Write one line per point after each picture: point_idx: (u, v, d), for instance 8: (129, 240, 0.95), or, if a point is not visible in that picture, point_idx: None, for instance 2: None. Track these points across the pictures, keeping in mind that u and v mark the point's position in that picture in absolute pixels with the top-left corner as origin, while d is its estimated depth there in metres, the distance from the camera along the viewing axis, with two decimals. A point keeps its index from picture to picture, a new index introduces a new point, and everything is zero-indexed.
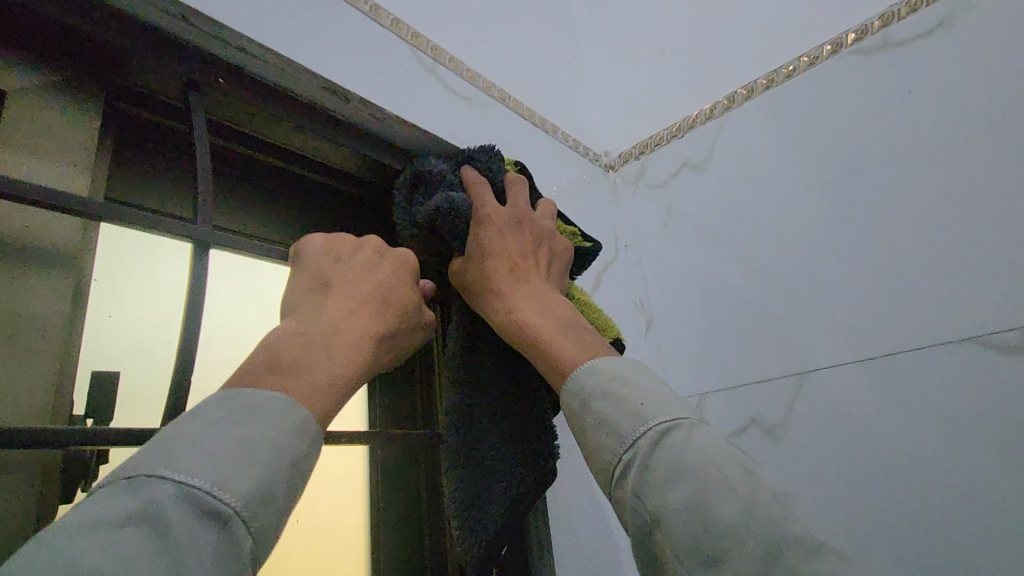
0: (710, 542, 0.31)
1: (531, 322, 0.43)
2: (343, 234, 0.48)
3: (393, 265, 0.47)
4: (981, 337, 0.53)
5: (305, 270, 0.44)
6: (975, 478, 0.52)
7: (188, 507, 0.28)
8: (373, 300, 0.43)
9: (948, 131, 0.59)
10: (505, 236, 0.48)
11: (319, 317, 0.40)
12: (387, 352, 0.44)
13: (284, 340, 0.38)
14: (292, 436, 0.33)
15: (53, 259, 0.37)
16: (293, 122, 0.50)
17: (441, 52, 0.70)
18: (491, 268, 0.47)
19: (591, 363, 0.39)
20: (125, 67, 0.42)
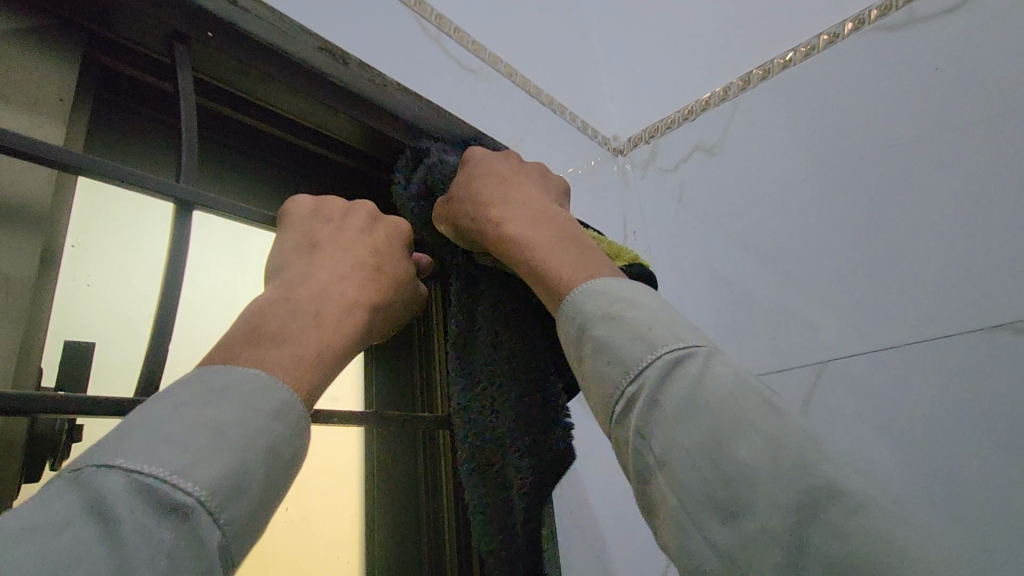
0: (727, 493, 0.26)
1: (522, 234, 0.39)
2: (334, 197, 0.44)
3: (385, 229, 0.43)
4: (1009, 326, 0.55)
5: (292, 232, 0.40)
6: (986, 461, 0.54)
7: (141, 502, 0.22)
8: (363, 267, 0.38)
9: (939, 122, 0.63)
10: (489, 162, 0.45)
11: (307, 279, 0.36)
12: (382, 324, 0.39)
13: (268, 307, 0.32)
14: (272, 419, 0.27)
15: (21, 216, 0.36)
16: (288, 84, 0.47)
17: (446, 21, 0.67)
18: (477, 189, 0.43)
19: (588, 285, 0.35)
20: (107, 15, 0.39)
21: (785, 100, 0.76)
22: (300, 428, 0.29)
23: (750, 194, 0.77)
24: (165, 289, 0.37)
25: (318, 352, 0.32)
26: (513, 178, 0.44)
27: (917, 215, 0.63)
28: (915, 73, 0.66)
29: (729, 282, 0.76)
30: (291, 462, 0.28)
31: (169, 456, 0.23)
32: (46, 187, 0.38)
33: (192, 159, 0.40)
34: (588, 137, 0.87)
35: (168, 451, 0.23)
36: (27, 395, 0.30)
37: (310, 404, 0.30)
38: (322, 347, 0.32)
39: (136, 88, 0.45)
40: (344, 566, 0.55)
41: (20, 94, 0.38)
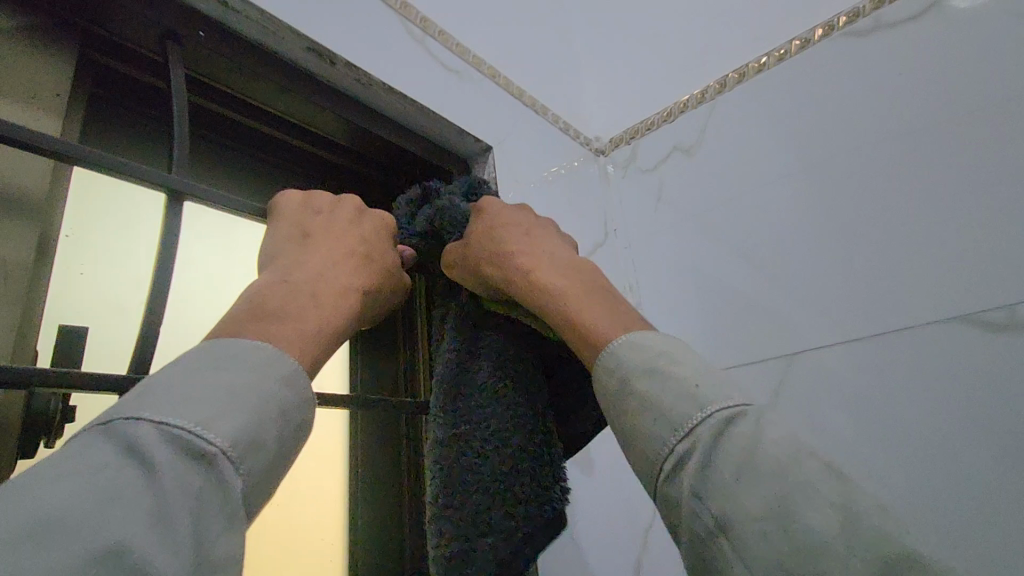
0: (801, 567, 0.25)
1: (555, 283, 0.39)
2: (322, 191, 0.46)
3: (372, 221, 0.45)
4: (976, 317, 0.57)
5: (285, 224, 0.42)
6: (953, 445, 0.56)
7: (170, 448, 0.24)
8: (354, 255, 0.41)
9: (904, 124, 0.66)
10: (504, 210, 0.46)
11: (302, 265, 0.37)
12: (374, 309, 0.41)
13: (265, 289, 0.34)
14: (281, 385, 0.29)
15: (19, 203, 0.38)
16: (278, 82, 0.50)
17: (431, 24, 0.69)
18: (497, 236, 0.43)
19: (628, 337, 0.34)
20: (103, 14, 0.41)
21: (760, 102, 0.79)
22: (305, 395, 0.31)
23: (727, 193, 0.79)
24: (159, 274, 0.38)
25: (317, 329, 0.34)
26: (533, 228, 0.45)
27: (884, 213, 0.66)
28: (880, 77, 0.69)
29: (706, 278, 0.79)
30: (300, 426, 0.30)
31: (191, 411, 0.25)
32: (43, 176, 0.39)
33: (184, 150, 0.42)
34: (571, 138, 0.90)
35: (189, 406, 0.25)
36: (27, 369, 0.32)
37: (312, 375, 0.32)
38: (321, 326, 0.34)
39: (130, 85, 0.47)
40: (327, 547, 0.57)
41: (19, 88, 0.39)
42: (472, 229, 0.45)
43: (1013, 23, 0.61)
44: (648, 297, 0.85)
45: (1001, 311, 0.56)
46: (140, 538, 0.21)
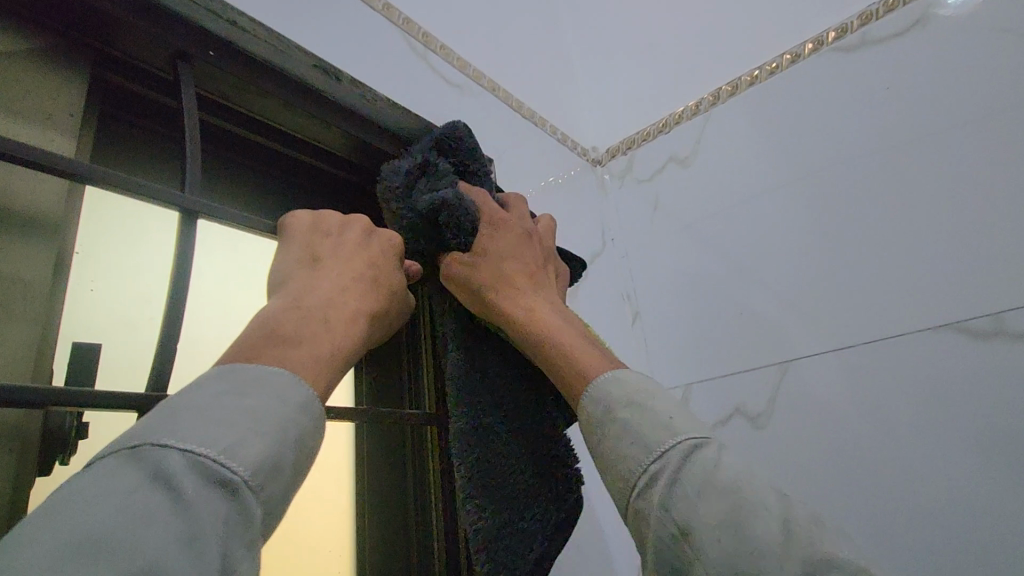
0: (743, 553, 0.30)
1: (551, 325, 0.44)
2: (331, 211, 0.46)
3: (380, 242, 0.46)
4: (958, 324, 0.60)
5: (296, 246, 0.42)
6: (943, 448, 0.58)
7: (196, 477, 0.25)
8: (363, 279, 0.41)
9: (892, 136, 0.69)
10: (510, 242, 0.49)
11: (313, 289, 0.38)
12: (380, 332, 0.42)
13: (279, 316, 0.35)
14: (297, 411, 0.30)
15: (35, 223, 0.39)
16: (282, 98, 0.50)
17: (432, 39, 0.70)
18: (507, 269, 0.47)
19: (615, 374, 0.40)
20: (115, 35, 0.42)
21: (753, 114, 0.81)
22: (317, 421, 0.31)
23: (722, 203, 0.81)
24: (173, 293, 0.39)
25: (329, 355, 0.34)
26: (532, 263, 0.50)
27: (876, 223, 0.67)
28: (869, 91, 0.71)
29: (702, 287, 0.80)
30: (313, 448, 0.31)
31: (216, 438, 0.26)
32: (61, 192, 0.41)
33: (196, 169, 0.43)
34: (568, 148, 0.91)
35: (214, 434, 0.26)
36: (49, 388, 0.33)
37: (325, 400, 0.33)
38: (333, 351, 0.35)
39: (141, 103, 0.47)
40: (334, 558, 0.58)
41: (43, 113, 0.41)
42: (482, 254, 0.48)
43: (995, 42, 0.64)
44: (646, 305, 0.86)
45: (986, 319, 0.58)
46: (172, 567, 0.22)
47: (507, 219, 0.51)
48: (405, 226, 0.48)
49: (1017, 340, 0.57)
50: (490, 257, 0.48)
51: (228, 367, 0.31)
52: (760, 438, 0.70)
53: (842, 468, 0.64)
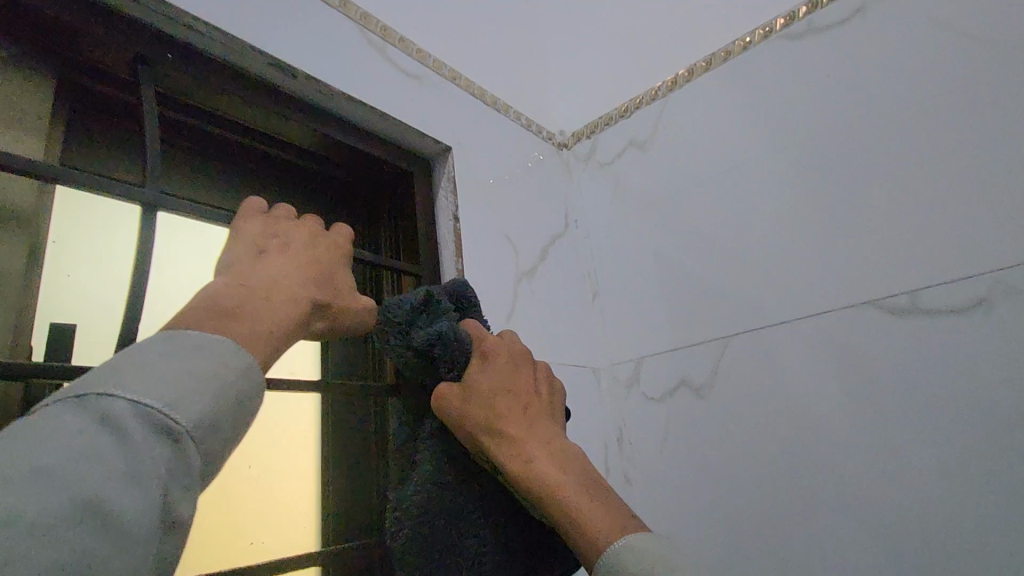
0: None
1: (550, 476, 0.42)
2: (282, 209, 0.50)
3: (324, 240, 0.50)
4: (879, 301, 0.65)
5: (245, 234, 0.46)
6: (861, 414, 0.64)
7: (142, 422, 0.29)
8: (306, 270, 0.45)
9: (831, 123, 0.72)
10: (500, 378, 0.48)
11: (260, 276, 0.42)
12: (324, 320, 0.46)
13: (224, 291, 0.39)
14: (237, 377, 0.35)
15: (7, 219, 0.43)
16: (238, 95, 0.54)
17: (391, 31, 0.72)
18: (495, 408, 0.45)
19: (629, 540, 0.38)
20: (76, 42, 0.46)
21: (707, 99, 0.83)
22: (255, 387, 0.36)
23: (677, 185, 0.84)
24: (136, 280, 0.44)
25: (269, 331, 0.39)
26: (525, 397, 0.48)
27: (814, 205, 0.71)
28: (813, 79, 0.74)
29: (657, 266, 0.85)
30: (251, 411, 0.35)
31: (161, 392, 0.30)
32: (26, 191, 0.45)
33: (157, 163, 0.47)
34: (533, 133, 0.94)
35: (160, 389, 0.30)
36: (22, 363, 0.37)
37: (264, 367, 0.38)
38: (273, 327, 0.39)
39: (106, 104, 0.51)
40: (302, 514, 0.64)
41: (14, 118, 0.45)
42: (473, 389, 0.46)
43: (926, 33, 0.67)
44: (605, 283, 0.91)
45: (903, 297, 0.63)
46: (115, 493, 0.26)
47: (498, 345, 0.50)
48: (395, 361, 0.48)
49: (929, 317, 0.61)
50: (478, 396, 0.46)
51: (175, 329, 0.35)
52: (703, 407, 0.76)
53: (775, 433, 0.70)
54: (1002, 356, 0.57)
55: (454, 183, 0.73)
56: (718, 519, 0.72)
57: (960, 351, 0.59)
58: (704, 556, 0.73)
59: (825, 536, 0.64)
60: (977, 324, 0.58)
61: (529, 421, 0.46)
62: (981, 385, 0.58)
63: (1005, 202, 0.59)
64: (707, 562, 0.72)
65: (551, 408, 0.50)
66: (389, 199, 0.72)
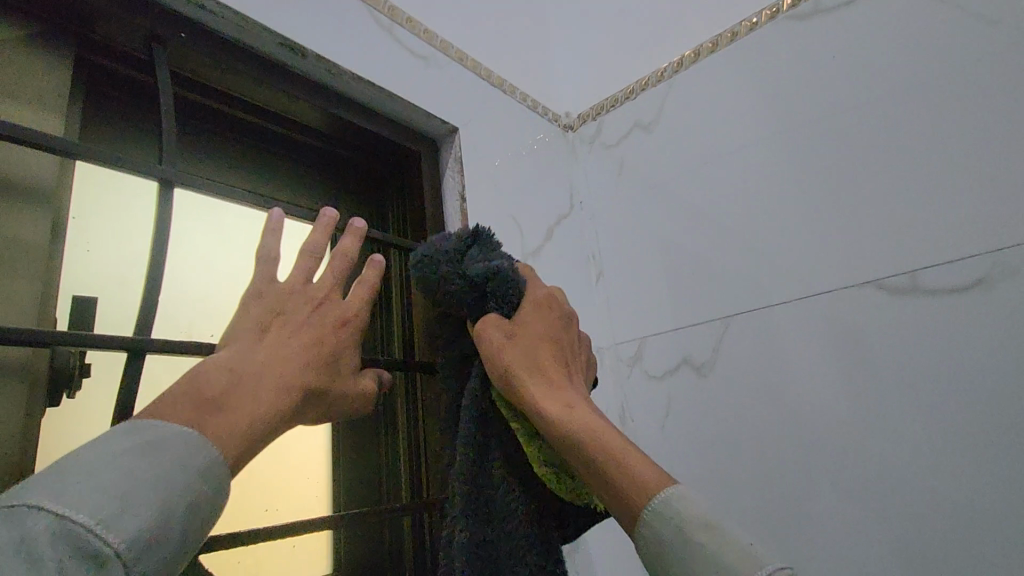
0: None
1: (593, 419, 0.42)
2: (317, 230, 0.48)
3: (340, 305, 0.47)
4: (878, 282, 0.66)
5: (259, 294, 0.44)
6: (859, 392, 0.66)
7: (64, 545, 0.27)
8: (306, 350, 0.43)
9: (836, 105, 0.72)
10: (549, 326, 0.49)
11: (253, 359, 0.40)
12: (318, 405, 0.44)
13: (210, 378, 0.37)
14: (192, 483, 0.33)
15: (33, 192, 0.45)
16: (250, 74, 0.55)
17: (398, 12, 0.73)
18: (541, 355, 0.47)
19: (675, 491, 0.38)
20: (92, 21, 0.47)
21: (712, 81, 0.84)
22: (215, 494, 0.34)
23: (681, 167, 0.85)
24: (155, 255, 0.46)
25: (248, 430, 0.37)
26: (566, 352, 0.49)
27: (817, 187, 0.72)
28: (818, 60, 0.74)
29: (661, 247, 0.86)
30: (205, 519, 0.33)
31: (97, 507, 0.28)
32: (50, 166, 0.46)
33: (172, 141, 0.49)
34: (539, 115, 0.94)
35: (96, 503, 0.28)
36: (51, 332, 0.39)
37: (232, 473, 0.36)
38: (248, 425, 0.37)
39: (121, 82, 0.52)
40: (314, 477, 0.66)
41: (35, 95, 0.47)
42: (519, 331, 0.48)
43: (932, 15, 0.67)
44: (610, 264, 0.92)
45: (903, 277, 0.64)
46: None
47: (550, 297, 0.51)
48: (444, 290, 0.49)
49: (928, 296, 0.62)
50: (525, 338, 0.47)
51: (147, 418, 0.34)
52: (704, 385, 0.77)
53: (775, 411, 0.71)
54: (999, 334, 0.58)
55: (461, 162, 0.74)
56: (719, 495, 0.74)
57: (958, 330, 0.60)
58: None
59: (822, 509, 0.66)
60: (976, 304, 0.59)
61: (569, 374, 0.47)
62: (977, 363, 0.59)
63: (1006, 182, 0.59)
64: None
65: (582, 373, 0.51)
66: (397, 177, 0.74)
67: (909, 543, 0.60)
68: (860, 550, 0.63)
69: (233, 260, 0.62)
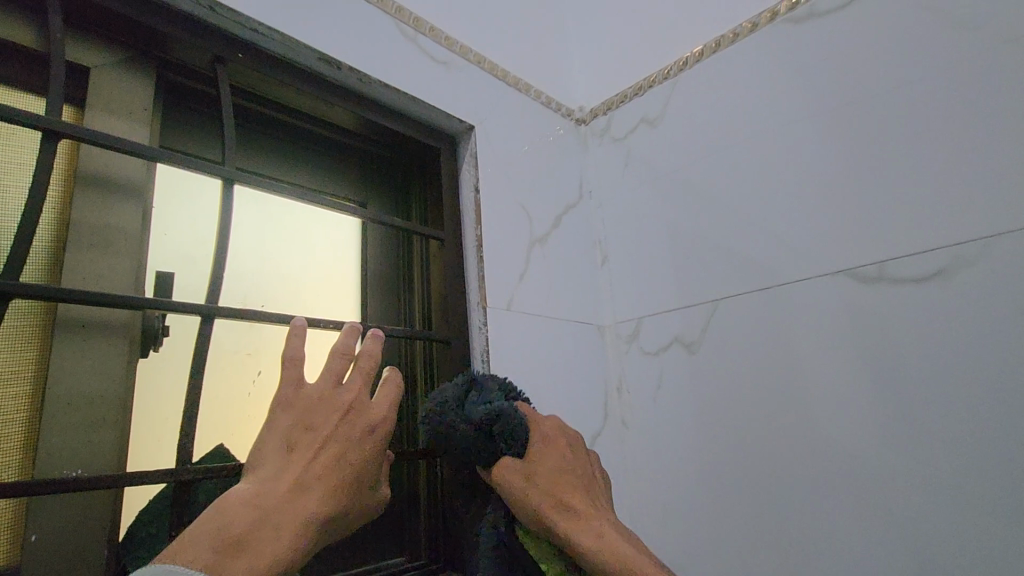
0: None
1: (622, 546, 0.48)
2: (333, 359, 0.55)
3: (364, 418, 0.54)
4: (851, 271, 0.72)
5: (287, 416, 0.51)
6: (830, 370, 0.72)
7: None
8: (325, 479, 0.49)
9: (822, 105, 0.78)
10: (557, 463, 0.53)
11: (275, 491, 0.47)
12: (337, 524, 0.50)
13: (236, 514, 0.44)
14: None
15: (126, 192, 0.57)
16: (296, 86, 0.66)
17: (423, 22, 0.81)
18: (561, 491, 0.51)
19: None
20: (169, 47, 0.58)
21: (713, 80, 0.90)
22: None
23: (682, 161, 0.92)
24: (221, 240, 0.57)
25: (271, 563, 0.43)
26: (581, 484, 0.53)
27: (802, 182, 0.78)
28: (809, 63, 0.80)
29: (662, 234, 0.93)
30: None
31: None
32: (139, 167, 0.58)
33: (233, 145, 0.59)
34: (553, 110, 1.01)
35: None
36: (149, 299, 0.50)
37: None
38: (272, 560, 0.43)
39: (191, 93, 0.63)
40: None
41: (127, 111, 0.58)
42: (535, 470, 0.51)
43: (914, 22, 0.72)
44: (614, 249, 0.99)
45: (873, 267, 0.70)
46: None
47: (550, 434, 0.56)
48: (452, 431, 0.50)
49: (894, 285, 0.68)
50: (542, 479, 0.51)
51: (175, 550, 0.41)
52: (693, 361, 0.85)
53: (753, 386, 0.79)
54: (954, 320, 0.64)
55: (476, 159, 0.83)
56: (701, 460, 0.83)
57: (918, 316, 0.67)
58: (688, 489, 0.83)
59: (793, 476, 0.74)
60: (936, 292, 0.66)
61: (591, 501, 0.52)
62: (936, 347, 0.65)
63: (970, 183, 0.65)
64: (694, 495, 0.83)
65: (597, 490, 0.56)
66: (422, 171, 0.84)
67: (868, 508, 0.67)
68: (822, 510, 0.71)
69: (282, 241, 0.73)
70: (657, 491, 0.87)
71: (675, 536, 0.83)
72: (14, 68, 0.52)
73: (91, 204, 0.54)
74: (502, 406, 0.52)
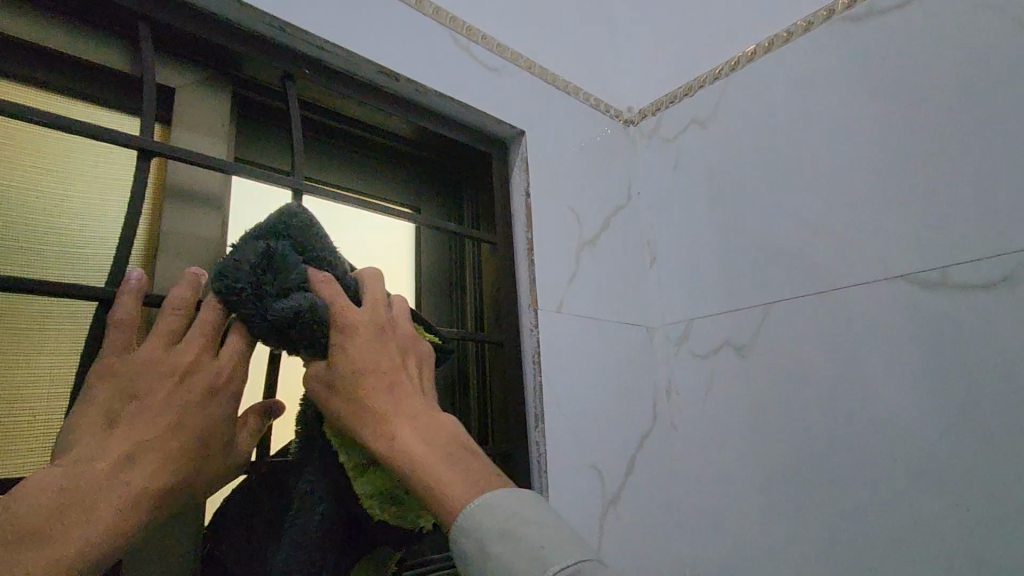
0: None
1: (419, 448, 0.46)
2: (163, 314, 0.47)
3: (204, 378, 0.46)
4: (911, 276, 0.70)
5: (108, 388, 0.43)
6: (888, 378, 0.71)
7: None
8: (152, 450, 0.42)
9: (883, 105, 0.75)
10: (367, 353, 0.49)
11: (89, 469, 0.39)
12: (177, 499, 0.44)
13: (32, 503, 0.37)
14: None
15: (205, 203, 0.61)
16: (357, 98, 0.69)
17: (475, 31, 0.83)
18: (361, 394, 0.48)
19: (484, 500, 0.43)
20: (243, 66, 0.62)
21: (767, 80, 0.88)
22: None
23: (733, 162, 0.91)
24: None
25: (80, 552, 0.37)
26: (395, 379, 0.49)
27: (859, 184, 0.76)
28: (869, 62, 0.77)
29: (712, 236, 0.92)
30: None
31: None
32: (217, 180, 0.62)
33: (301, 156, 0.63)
34: (602, 112, 1.01)
35: None
36: None
37: None
38: (81, 548, 0.37)
39: (261, 107, 0.67)
40: None
41: (207, 128, 0.61)
42: (337, 368, 0.48)
43: (984, 18, 0.68)
44: (662, 250, 0.99)
45: (934, 273, 0.68)
46: None
47: (367, 319, 0.50)
48: (252, 328, 0.48)
49: (956, 292, 0.66)
50: (339, 380, 0.48)
51: None
52: (744, 365, 0.85)
53: (806, 391, 0.78)
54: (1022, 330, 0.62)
55: (527, 163, 0.85)
56: (750, 464, 0.82)
57: (982, 325, 0.64)
58: (736, 491, 0.83)
59: (845, 484, 0.73)
60: (1002, 301, 0.63)
61: (398, 398, 0.48)
62: (1000, 358, 0.63)
63: None
64: (742, 498, 0.82)
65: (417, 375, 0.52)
66: (473, 175, 0.86)
67: (924, 520, 0.66)
68: (876, 519, 0.69)
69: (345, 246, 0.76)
70: (704, 493, 0.87)
71: (723, 537, 0.84)
72: (111, 92, 0.57)
73: (177, 215, 0.59)
74: (302, 299, 0.47)
